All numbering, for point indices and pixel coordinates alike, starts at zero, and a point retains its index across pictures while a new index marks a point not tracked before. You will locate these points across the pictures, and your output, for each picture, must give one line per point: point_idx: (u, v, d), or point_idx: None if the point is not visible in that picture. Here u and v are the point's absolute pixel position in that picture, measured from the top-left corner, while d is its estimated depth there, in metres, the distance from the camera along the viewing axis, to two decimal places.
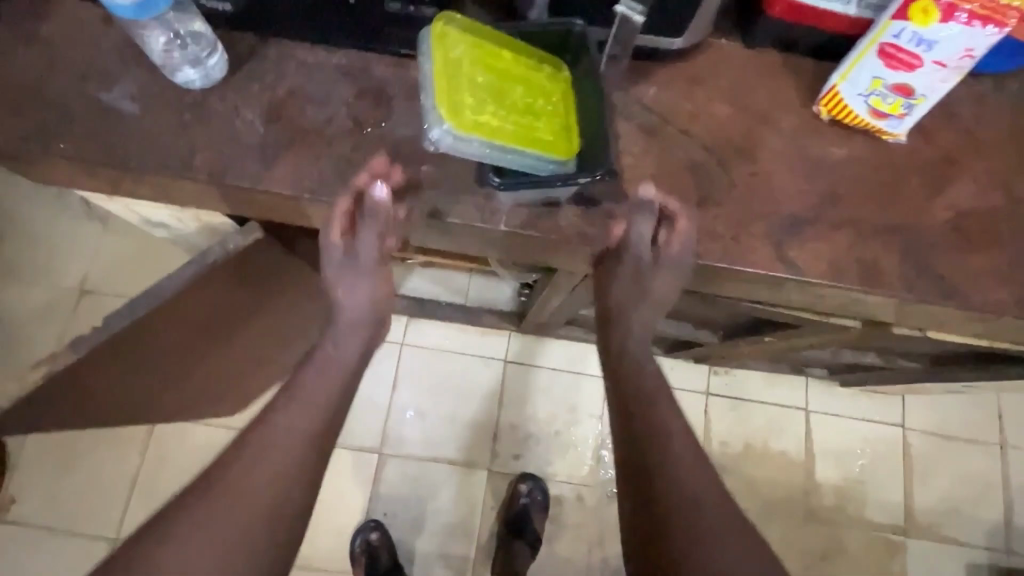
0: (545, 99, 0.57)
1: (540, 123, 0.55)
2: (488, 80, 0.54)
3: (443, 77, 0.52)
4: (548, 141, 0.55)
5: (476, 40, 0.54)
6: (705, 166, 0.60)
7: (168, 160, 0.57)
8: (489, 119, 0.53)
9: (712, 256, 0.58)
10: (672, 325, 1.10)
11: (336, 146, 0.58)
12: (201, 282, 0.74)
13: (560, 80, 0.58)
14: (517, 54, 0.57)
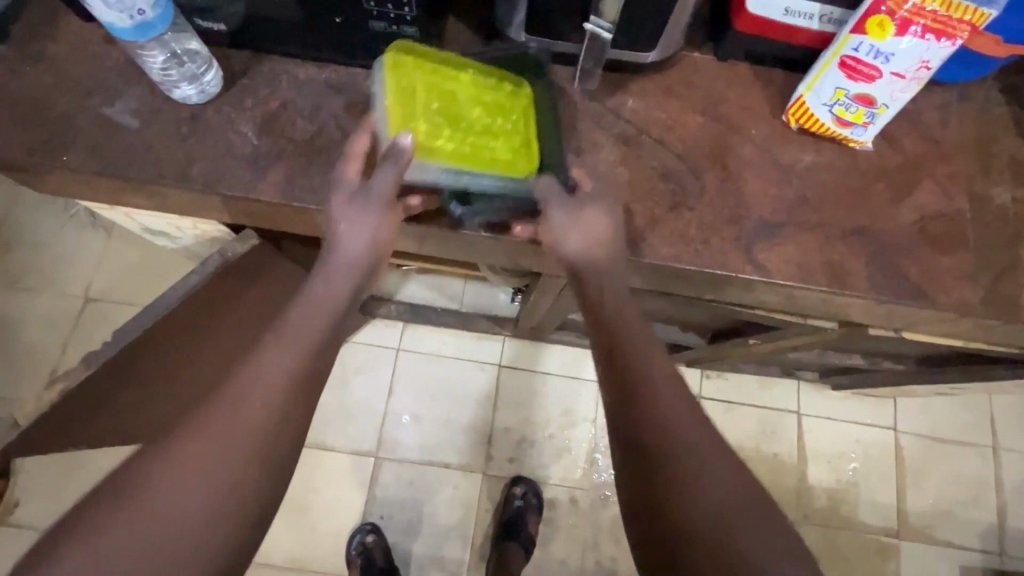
0: (504, 117, 0.60)
1: (498, 143, 0.59)
2: (443, 105, 0.58)
3: (398, 108, 0.57)
4: (505, 160, 0.58)
5: (431, 68, 0.58)
6: (678, 173, 0.63)
7: (165, 170, 0.60)
8: (443, 143, 0.57)
9: (685, 259, 0.60)
10: (660, 329, 1.13)
11: (325, 157, 0.61)
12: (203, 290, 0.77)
13: (520, 97, 0.61)
14: (475, 77, 0.60)
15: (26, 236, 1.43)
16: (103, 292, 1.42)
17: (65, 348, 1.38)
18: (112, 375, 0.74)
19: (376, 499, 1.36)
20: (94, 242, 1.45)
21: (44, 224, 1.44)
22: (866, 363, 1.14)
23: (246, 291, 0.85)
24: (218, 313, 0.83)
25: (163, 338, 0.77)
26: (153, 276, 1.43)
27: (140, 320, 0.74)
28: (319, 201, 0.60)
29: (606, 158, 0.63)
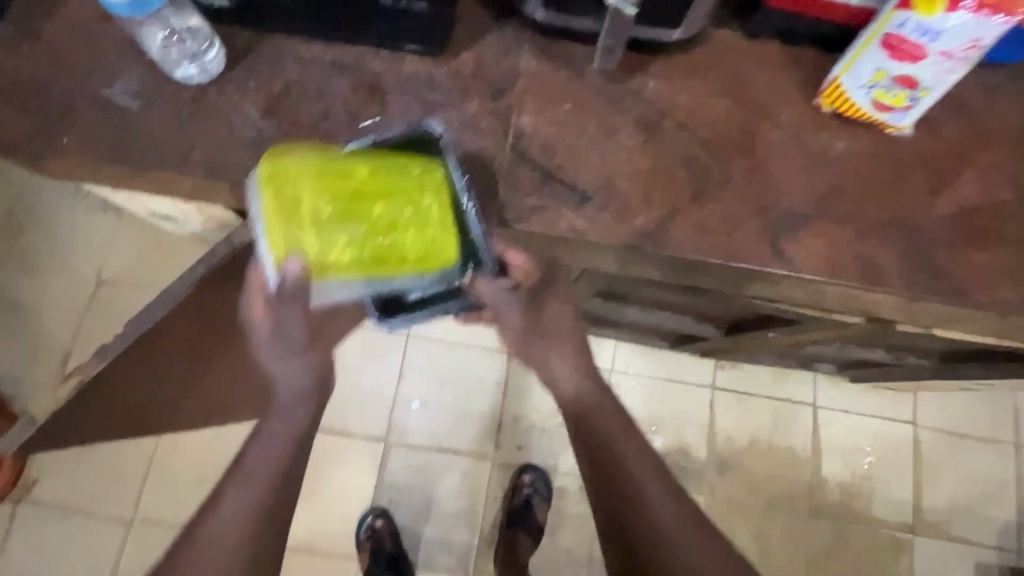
0: (412, 207, 0.51)
1: (409, 237, 0.51)
2: (336, 208, 0.49)
3: (280, 224, 0.48)
4: (420, 259, 0.51)
5: (315, 169, 0.49)
6: (702, 161, 0.59)
7: (167, 154, 0.58)
8: (341, 255, 0.48)
9: (708, 253, 0.57)
10: (675, 319, 1.09)
11: (330, 141, 0.58)
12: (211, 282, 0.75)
13: (428, 182, 0.52)
14: (372, 167, 0.51)
15: (39, 218, 1.44)
16: (115, 274, 1.42)
17: (78, 330, 1.39)
18: (125, 364, 0.74)
19: (384, 485, 1.37)
20: (105, 225, 1.44)
21: (56, 205, 1.44)
22: (888, 358, 1.10)
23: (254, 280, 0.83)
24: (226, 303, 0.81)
25: (172, 331, 0.75)
26: (164, 259, 1.42)
27: (150, 312, 0.73)
28: None
29: (626, 143, 0.59)
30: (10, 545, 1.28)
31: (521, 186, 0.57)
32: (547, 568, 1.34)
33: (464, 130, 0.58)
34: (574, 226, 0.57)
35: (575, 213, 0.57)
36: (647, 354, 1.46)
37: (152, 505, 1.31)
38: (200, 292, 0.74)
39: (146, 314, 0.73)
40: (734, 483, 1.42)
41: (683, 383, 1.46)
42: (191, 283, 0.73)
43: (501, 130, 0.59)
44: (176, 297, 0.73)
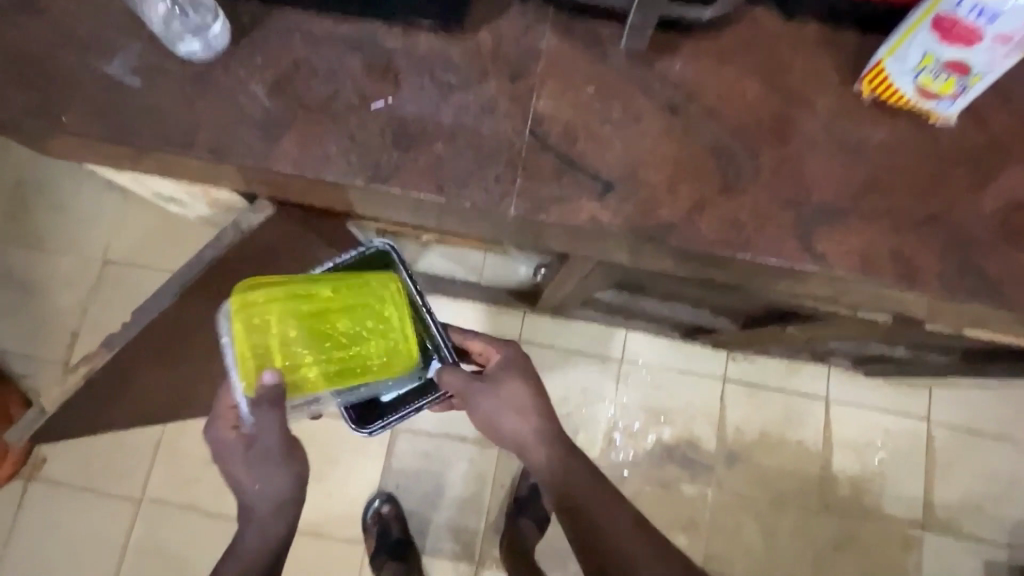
0: (372, 321, 0.68)
1: (369, 347, 0.67)
2: (303, 331, 0.64)
3: (248, 352, 0.63)
4: (376, 363, 0.68)
5: (279, 304, 0.63)
6: (732, 150, 0.56)
7: (172, 136, 0.55)
8: (304, 369, 0.64)
9: (735, 247, 0.54)
10: (689, 311, 1.07)
11: (339, 123, 0.55)
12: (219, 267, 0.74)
13: (387, 294, 0.69)
14: (336, 292, 0.66)
15: (45, 197, 1.42)
16: (122, 255, 1.40)
17: (86, 310, 1.38)
18: (133, 351, 0.73)
19: (391, 470, 1.37)
20: (111, 205, 1.42)
21: (64, 185, 1.43)
22: (908, 355, 1.07)
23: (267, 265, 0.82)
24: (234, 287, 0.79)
25: (181, 315, 0.75)
26: (170, 241, 1.41)
27: (158, 300, 0.71)
28: (333, 173, 0.55)
29: (653, 130, 0.56)
30: (22, 522, 1.29)
31: (541, 173, 0.54)
32: (552, 556, 1.34)
33: (482, 114, 0.55)
34: (595, 216, 0.54)
35: (597, 203, 0.54)
36: (658, 344, 1.44)
37: (161, 486, 1.32)
38: (207, 278, 0.73)
39: (154, 302, 0.71)
40: (743, 476, 1.41)
41: (693, 374, 1.44)
42: (198, 270, 0.72)
43: (521, 114, 0.55)
44: (183, 283, 0.71)
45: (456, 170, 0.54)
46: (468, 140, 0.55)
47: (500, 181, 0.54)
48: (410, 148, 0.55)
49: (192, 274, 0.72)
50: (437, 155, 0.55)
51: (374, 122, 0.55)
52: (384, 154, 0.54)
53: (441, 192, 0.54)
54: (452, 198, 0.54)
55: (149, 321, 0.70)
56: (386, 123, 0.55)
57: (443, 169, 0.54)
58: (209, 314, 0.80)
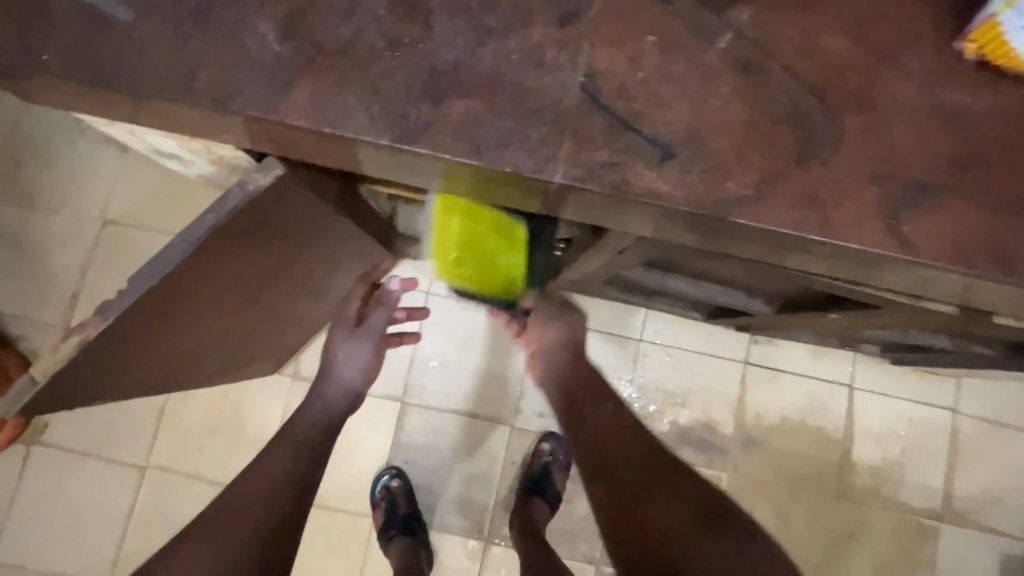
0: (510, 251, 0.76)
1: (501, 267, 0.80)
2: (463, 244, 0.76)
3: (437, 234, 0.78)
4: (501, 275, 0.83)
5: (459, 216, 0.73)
6: (811, 115, 0.49)
7: (169, 81, 0.48)
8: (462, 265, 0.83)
9: (810, 227, 0.47)
10: (722, 293, 1.00)
11: (360, 70, 0.48)
12: (224, 232, 0.67)
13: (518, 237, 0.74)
14: (495, 223, 0.72)
15: (41, 151, 1.35)
16: (122, 215, 1.34)
17: (85, 272, 1.33)
18: (132, 320, 0.68)
19: (400, 444, 1.34)
20: (111, 162, 1.35)
21: (61, 139, 1.35)
22: (950, 346, 1.01)
23: (277, 229, 0.76)
24: (236, 252, 0.73)
25: (181, 282, 0.69)
26: (172, 201, 1.34)
27: (157, 265, 0.65)
28: (353, 128, 0.48)
29: (721, 90, 0.49)
30: (26, 485, 1.27)
31: (593, 136, 0.47)
32: (562, 535, 1.32)
33: (525, 64, 0.48)
34: (652, 187, 0.47)
35: (656, 173, 0.47)
36: (679, 324, 1.38)
37: (165, 453, 1.29)
38: (212, 244, 0.66)
39: (153, 268, 0.65)
40: (759, 461, 1.37)
41: (714, 356, 1.39)
42: (202, 236, 0.65)
43: (570, 66, 0.48)
44: (184, 249, 0.65)
45: (495, 130, 0.47)
46: (509, 95, 0.48)
47: (544, 144, 0.47)
48: (442, 102, 0.48)
49: (195, 239, 0.65)
50: (473, 112, 0.47)
51: (400, 71, 0.48)
52: (412, 109, 0.47)
53: (477, 154, 0.47)
54: (490, 162, 0.47)
55: (148, 288, 0.65)
56: (414, 72, 0.48)
57: (479, 128, 0.47)
58: (211, 280, 0.74)
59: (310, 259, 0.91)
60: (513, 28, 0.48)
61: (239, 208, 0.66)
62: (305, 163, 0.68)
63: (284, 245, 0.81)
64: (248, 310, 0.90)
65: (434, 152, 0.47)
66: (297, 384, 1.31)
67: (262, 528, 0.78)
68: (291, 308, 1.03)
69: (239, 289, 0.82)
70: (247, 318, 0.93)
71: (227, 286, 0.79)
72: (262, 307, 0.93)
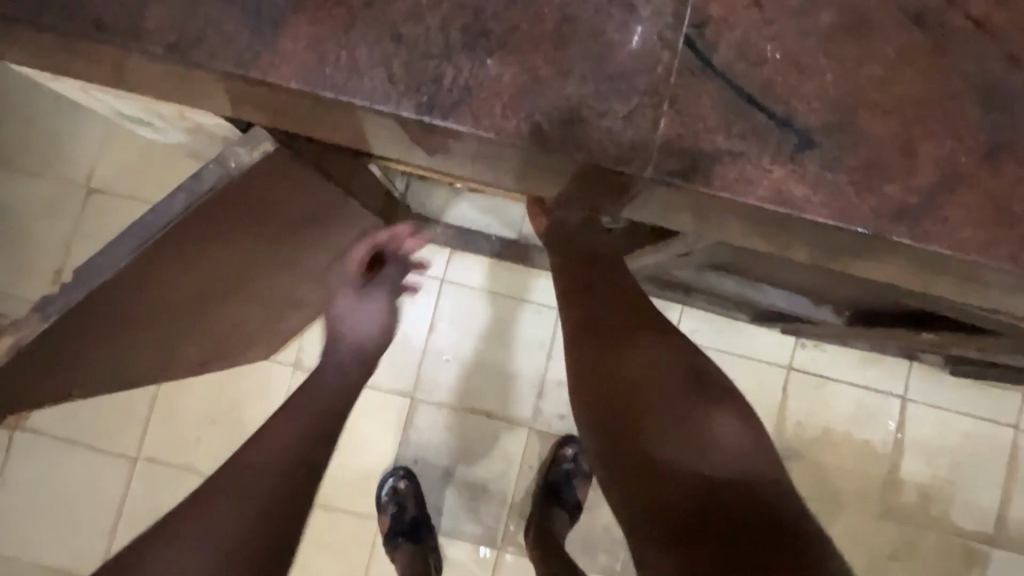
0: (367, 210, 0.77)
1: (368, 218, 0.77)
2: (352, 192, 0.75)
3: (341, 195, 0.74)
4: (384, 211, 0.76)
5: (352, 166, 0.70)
6: (1008, 92, 0.34)
7: (107, 17, 0.35)
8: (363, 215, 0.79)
9: (999, 250, 0.34)
10: (785, 298, 0.86)
11: (376, 9, 0.34)
12: (198, 219, 0.55)
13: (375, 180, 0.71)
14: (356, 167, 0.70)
15: (18, 111, 1.21)
16: (108, 185, 1.21)
17: (69, 247, 1.21)
18: (85, 319, 0.55)
19: (409, 442, 1.24)
20: (94, 124, 1.22)
21: (39, 99, 1.22)
22: None
23: (266, 212, 0.64)
24: (216, 239, 0.61)
25: (144, 274, 0.57)
26: (164, 169, 1.21)
27: (112, 255, 0.53)
28: (363, 92, 0.34)
29: (883, 49, 0.34)
30: (9, 474, 1.19)
31: (699, 113, 0.34)
32: (581, 546, 1.23)
33: (607, 8, 0.34)
34: (780, 188, 0.34)
35: (785, 168, 0.34)
36: (717, 324, 1.25)
37: (156, 443, 1.20)
38: (182, 232, 0.55)
39: (107, 257, 0.53)
40: (797, 474, 1.26)
41: (756, 359, 1.26)
42: (168, 223, 0.53)
43: (670, 12, 0.34)
44: (146, 237, 0.53)
45: (562, 100, 0.34)
46: (582, 51, 0.34)
47: (631, 123, 0.34)
48: (489, 57, 0.34)
49: (160, 225, 0.53)
50: (533, 74, 0.34)
51: (431, 11, 0.34)
52: (447, 68, 0.34)
53: (536, 135, 0.34)
54: (554, 145, 0.34)
55: (99, 283, 0.53)
56: (451, 13, 0.34)
57: (541, 96, 0.34)
58: (187, 270, 0.62)
59: (310, 246, 0.78)
60: None
61: (218, 188, 0.53)
62: (301, 136, 0.55)
63: (276, 230, 0.69)
64: (237, 300, 0.79)
65: (476, 131, 0.34)
66: (298, 375, 1.21)
67: (275, 497, 0.62)
68: (287, 298, 0.91)
69: (222, 280, 0.70)
70: (236, 310, 0.81)
71: (206, 277, 0.67)
72: (252, 298, 0.81)
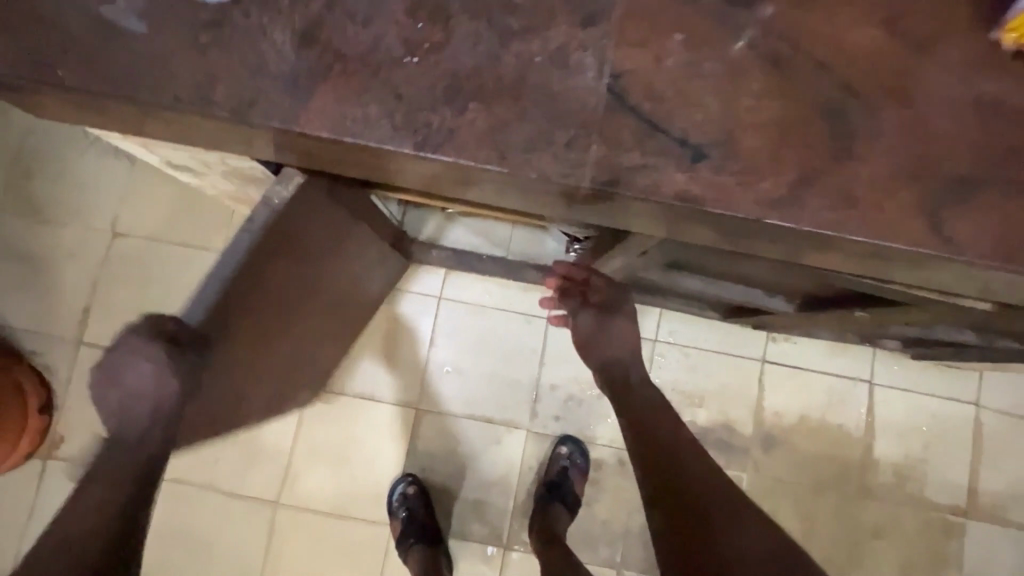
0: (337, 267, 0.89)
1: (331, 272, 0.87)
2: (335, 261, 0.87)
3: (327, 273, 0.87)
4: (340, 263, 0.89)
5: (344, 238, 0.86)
6: (845, 109, 0.47)
7: (182, 90, 0.46)
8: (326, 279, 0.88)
9: (848, 227, 0.46)
10: (741, 292, 0.98)
11: (385, 76, 0.46)
12: (259, 251, 0.66)
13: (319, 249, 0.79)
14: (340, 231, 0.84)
15: (52, 165, 1.34)
16: (132, 228, 1.34)
17: (96, 286, 1.33)
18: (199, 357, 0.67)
19: (415, 451, 1.32)
20: (120, 175, 1.35)
21: (71, 154, 1.35)
22: (976, 341, 0.99)
23: (304, 242, 0.74)
24: (278, 269, 0.72)
25: (231, 307, 0.67)
26: (183, 212, 1.34)
27: (203, 295, 0.64)
28: (376, 136, 0.46)
29: (752, 87, 0.47)
30: (44, 500, 1.27)
31: (623, 139, 0.46)
32: (582, 541, 1.30)
33: (549, 67, 0.46)
34: (685, 190, 0.46)
35: (688, 176, 0.46)
36: (694, 324, 1.37)
37: (181, 464, 1.30)
38: (251, 265, 0.65)
39: (198, 300, 0.64)
40: (780, 461, 1.35)
41: (731, 355, 1.37)
42: (240, 261, 0.64)
43: (595, 67, 0.47)
44: (225, 275, 0.64)
45: (523, 135, 0.46)
46: (538, 98, 0.46)
47: (573, 148, 0.46)
48: (469, 107, 0.46)
49: (234, 258, 0.64)
50: (499, 117, 0.46)
51: (424, 75, 0.46)
52: (436, 117, 0.46)
53: (504, 161, 0.46)
54: (517, 168, 0.46)
55: (204, 313, 0.63)
56: (438, 77, 0.46)
57: (508, 133, 0.46)
58: (260, 306, 0.73)
59: (340, 266, 0.90)
60: (541, 31, 0.47)
61: (270, 222, 0.65)
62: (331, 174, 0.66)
63: (310, 260, 0.79)
64: (297, 329, 0.90)
65: (460, 160, 0.46)
66: None
67: None
68: (324, 329, 1.02)
69: (275, 316, 0.79)
70: (287, 348, 0.91)
71: (269, 314, 0.77)
72: (295, 335, 0.91)
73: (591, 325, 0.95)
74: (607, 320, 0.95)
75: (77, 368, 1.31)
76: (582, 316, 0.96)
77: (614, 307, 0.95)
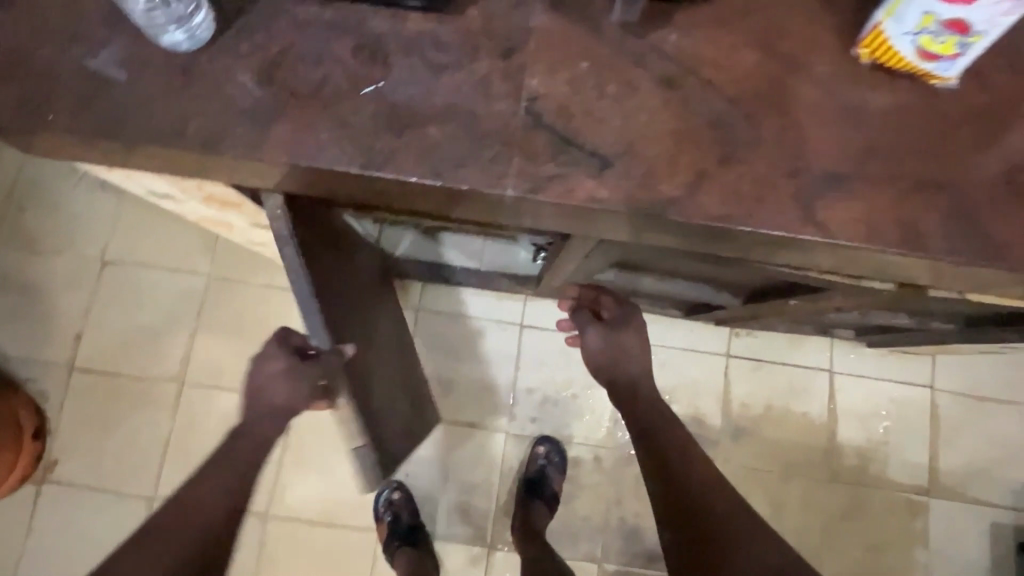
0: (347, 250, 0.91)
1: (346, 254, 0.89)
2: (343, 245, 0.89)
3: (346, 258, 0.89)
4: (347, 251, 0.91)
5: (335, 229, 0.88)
6: (730, 119, 0.55)
7: (159, 127, 0.53)
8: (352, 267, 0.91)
9: (736, 220, 0.54)
10: (692, 288, 1.06)
11: (334, 108, 0.54)
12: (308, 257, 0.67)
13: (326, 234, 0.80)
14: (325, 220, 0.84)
15: (43, 200, 1.41)
16: (121, 257, 1.40)
17: (87, 313, 1.38)
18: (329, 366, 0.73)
19: None
20: (109, 206, 1.41)
21: (62, 189, 1.42)
22: (913, 324, 1.07)
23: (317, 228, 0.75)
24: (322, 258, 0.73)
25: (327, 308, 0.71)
26: (170, 239, 1.40)
27: (311, 314, 0.67)
28: (327, 160, 0.53)
29: (649, 104, 0.55)
30: (39, 524, 1.31)
31: (539, 153, 0.54)
32: (564, 537, 1.35)
33: (475, 95, 0.54)
34: (594, 194, 0.53)
35: (597, 182, 0.53)
36: (660, 324, 1.44)
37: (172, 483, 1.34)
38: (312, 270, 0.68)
39: (309, 320, 0.68)
40: (749, 450, 1.41)
41: (697, 351, 1.44)
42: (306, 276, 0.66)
43: (514, 93, 0.54)
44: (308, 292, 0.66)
45: (454, 153, 0.53)
46: (465, 122, 0.54)
47: (497, 163, 0.53)
48: (407, 131, 0.54)
49: (305, 275, 0.66)
50: (434, 139, 0.53)
51: (368, 106, 0.54)
52: (379, 141, 0.53)
53: (438, 176, 0.53)
54: (450, 181, 0.53)
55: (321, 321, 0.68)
56: (380, 107, 0.54)
57: (441, 152, 0.53)
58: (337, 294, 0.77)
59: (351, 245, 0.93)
60: (466, 65, 0.55)
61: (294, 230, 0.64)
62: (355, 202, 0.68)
63: (344, 282, 0.82)
64: (376, 316, 0.98)
65: (400, 177, 0.53)
66: None
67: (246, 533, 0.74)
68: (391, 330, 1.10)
69: (354, 339, 0.82)
70: (382, 341, 0.99)
71: (346, 300, 0.81)
72: (380, 328, 0.98)
73: (599, 341, 0.94)
74: (614, 336, 0.95)
75: (70, 392, 1.35)
76: (590, 332, 0.95)
77: (622, 324, 0.95)
